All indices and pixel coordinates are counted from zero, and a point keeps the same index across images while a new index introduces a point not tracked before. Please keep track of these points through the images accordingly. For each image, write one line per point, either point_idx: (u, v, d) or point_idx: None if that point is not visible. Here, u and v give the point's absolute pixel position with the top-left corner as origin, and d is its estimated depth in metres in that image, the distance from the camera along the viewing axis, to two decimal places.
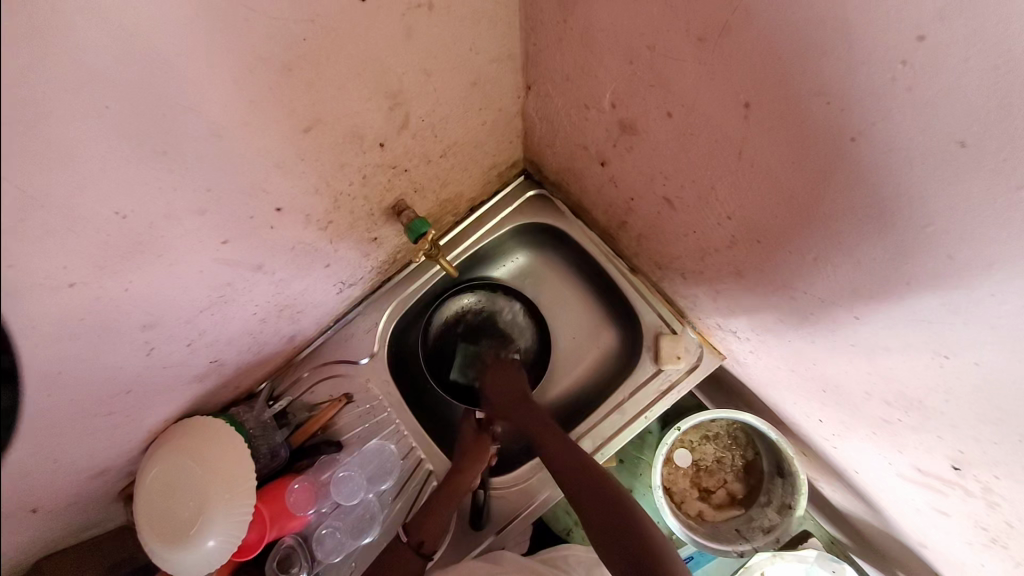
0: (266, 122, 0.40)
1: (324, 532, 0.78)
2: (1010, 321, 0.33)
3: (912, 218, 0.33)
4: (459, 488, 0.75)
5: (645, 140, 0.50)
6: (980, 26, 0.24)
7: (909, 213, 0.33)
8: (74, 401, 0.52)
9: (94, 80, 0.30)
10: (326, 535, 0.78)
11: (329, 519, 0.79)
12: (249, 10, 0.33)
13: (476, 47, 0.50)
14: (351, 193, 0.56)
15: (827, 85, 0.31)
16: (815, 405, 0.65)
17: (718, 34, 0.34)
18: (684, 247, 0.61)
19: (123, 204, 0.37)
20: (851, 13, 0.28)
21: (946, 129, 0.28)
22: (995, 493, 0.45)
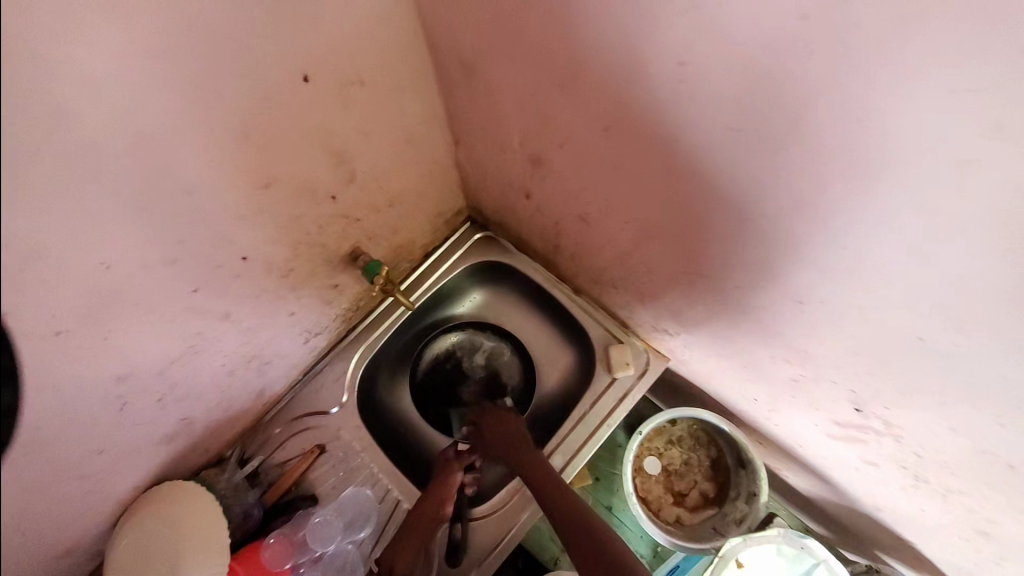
0: (230, 181, 0.48)
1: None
2: (830, 259, 0.42)
3: (739, 192, 0.43)
4: (425, 514, 0.78)
5: (550, 169, 0.61)
6: (715, 50, 0.35)
7: (735, 189, 0.43)
8: (46, 461, 0.54)
9: (90, 151, 0.37)
10: None
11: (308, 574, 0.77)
12: (214, 93, 0.42)
13: (405, 112, 0.62)
14: (308, 241, 0.64)
15: (648, 104, 0.42)
16: (747, 384, 0.72)
17: (572, 80, 0.46)
18: (607, 258, 0.71)
19: (106, 255, 0.43)
20: (643, 53, 0.39)
21: (726, 121, 0.39)
22: (892, 424, 0.52)
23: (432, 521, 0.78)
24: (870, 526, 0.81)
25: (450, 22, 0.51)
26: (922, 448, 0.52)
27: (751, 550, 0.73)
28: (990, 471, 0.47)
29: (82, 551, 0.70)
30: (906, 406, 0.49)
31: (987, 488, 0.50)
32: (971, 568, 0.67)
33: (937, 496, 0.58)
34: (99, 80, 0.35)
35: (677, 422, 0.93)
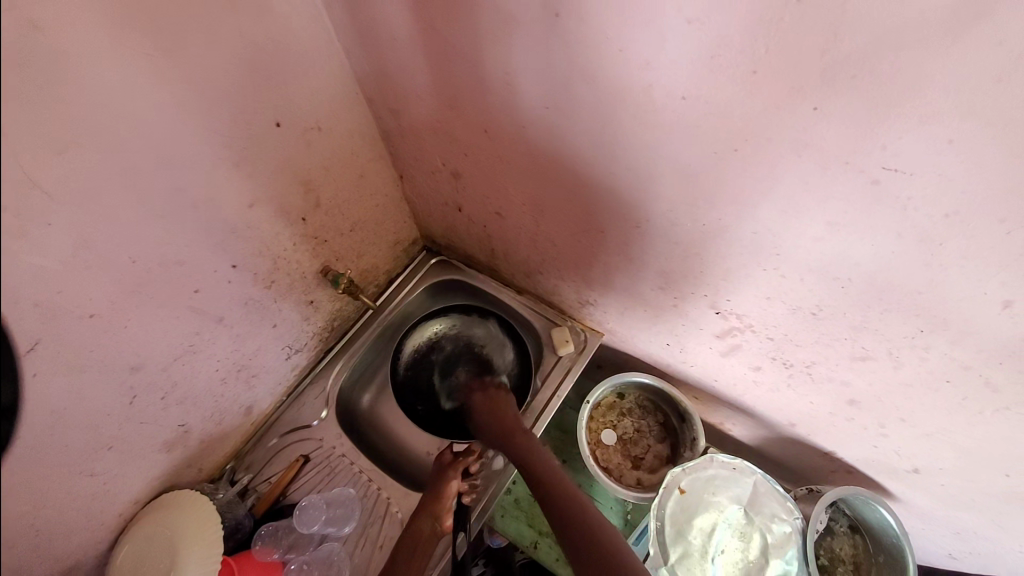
0: (226, 200, 0.67)
1: (292, 569, 0.83)
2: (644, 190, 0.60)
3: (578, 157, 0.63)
4: (422, 530, 0.83)
5: (467, 178, 0.81)
6: (514, 64, 0.55)
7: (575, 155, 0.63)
8: (69, 448, 0.64)
9: (133, 173, 0.55)
10: (295, 571, 0.83)
11: (298, 555, 0.84)
12: (217, 136, 0.62)
13: (356, 153, 0.84)
14: (285, 257, 0.81)
15: (500, 109, 0.62)
16: (657, 331, 0.87)
17: (456, 103, 0.67)
18: (524, 245, 0.89)
19: (135, 252, 0.60)
20: (483, 77, 0.59)
21: (538, 106, 0.57)
22: (739, 314, 0.67)
23: (430, 533, 0.83)
24: (800, 451, 0.91)
25: (377, 84, 0.74)
26: (769, 329, 0.66)
27: (691, 477, 0.83)
28: (803, 323, 0.61)
29: (85, 568, 0.76)
30: (738, 291, 0.64)
31: (822, 346, 0.63)
32: (874, 453, 0.78)
33: (806, 377, 0.70)
34: (145, 128, 0.54)
35: (625, 395, 1.05)
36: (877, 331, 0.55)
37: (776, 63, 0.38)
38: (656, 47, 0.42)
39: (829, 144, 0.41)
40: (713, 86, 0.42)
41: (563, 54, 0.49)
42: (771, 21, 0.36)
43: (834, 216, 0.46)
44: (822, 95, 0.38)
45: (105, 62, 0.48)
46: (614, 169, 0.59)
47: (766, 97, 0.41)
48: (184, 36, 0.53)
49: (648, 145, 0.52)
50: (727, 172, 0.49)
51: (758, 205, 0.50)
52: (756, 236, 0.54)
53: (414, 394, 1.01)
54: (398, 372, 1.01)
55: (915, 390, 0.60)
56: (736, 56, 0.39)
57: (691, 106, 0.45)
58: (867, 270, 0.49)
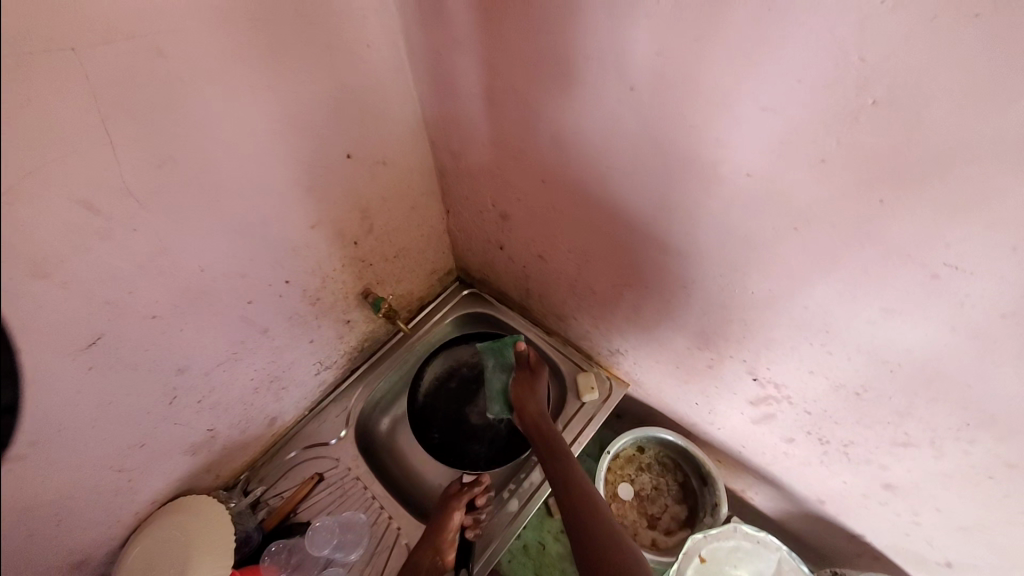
0: (292, 221, 0.71)
1: None
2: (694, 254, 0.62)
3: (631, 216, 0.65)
4: (421, 562, 0.82)
5: (515, 220, 0.84)
6: (583, 126, 0.58)
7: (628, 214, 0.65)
8: (107, 441, 0.66)
9: (217, 190, 0.59)
10: None
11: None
12: (294, 161, 0.66)
13: (411, 185, 0.88)
14: (332, 277, 0.85)
15: (560, 162, 0.65)
16: (688, 390, 0.87)
17: (517, 152, 0.70)
18: (563, 289, 0.91)
19: (204, 261, 0.63)
20: (550, 132, 0.63)
21: (600, 162, 0.60)
22: (778, 383, 0.67)
23: (429, 567, 0.82)
24: (825, 530, 0.88)
25: (443, 127, 0.79)
26: (807, 402, 0.66)
27: (712, 546, 0.81)
28: (845, 402, 0.61)
29: (95, 563, 0.76)
30: (779, 361, 0.64)
31: (863, 427, 0.62)
32: (905, 543, 0.74)
33: (842, 456, 0.69)
34: (235, 150, 0.58)
35: (646, 449, 1.04)
36: (922, 420, 0.55)
37: (846, 156, 0.40)
38: (728, 127, 0.45)
39: (892, 237, 0.42)
40: (781, 167, 0.45)
41: (635, 122, 0.52)
42: (845, 119, 0.39)
43: (889, 302, 0.47)
44: (889, 190, 0.40)
45: (213, 89, 0.53)
46: (668, 230, 0.61)
47: (833, 185, 0.43)
48: (284, 72, 0.58)
49: (707, 212, 0.54)
50: (784, 247, 0.51)
51: (811, 282, 0.51)
52: (807, 310, 0.54)
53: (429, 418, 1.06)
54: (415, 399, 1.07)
55: (957, 484, 0.58)
56: (807, 144, 0.42)
57: (756, 183, 0.47)
58: (918, 357, 0.49)
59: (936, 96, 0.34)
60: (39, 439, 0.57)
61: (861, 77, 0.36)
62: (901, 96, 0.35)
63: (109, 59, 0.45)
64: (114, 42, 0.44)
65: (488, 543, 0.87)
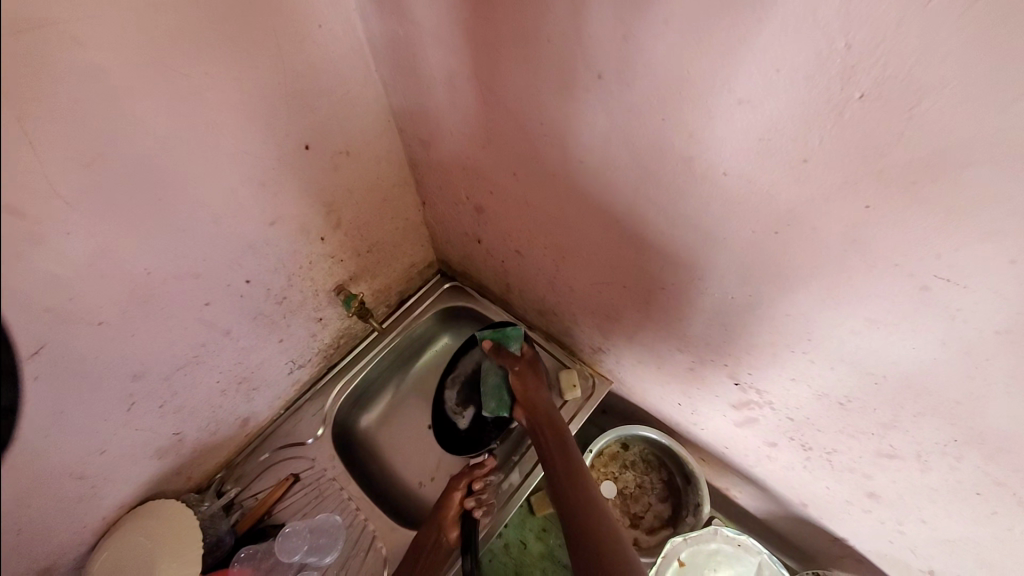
0: (248, 217, 0.67)
1: None
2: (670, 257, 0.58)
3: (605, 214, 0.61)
4: (423, 542, 0.81)
5: (490, 214, 0.80)
6: (550, 117, 0.54)
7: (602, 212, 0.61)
8: (60, 453, 0.62)
9: (159, 187, 0.55)
10: None
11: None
12: (245, 154, 0.61)
13: (381, 177, 0.84)
14: (299, 274, 0.81)
15: (529, 154, 0.61)
16: (670, 390, 0.84)
17: (486, 142, 0.66)
18: (542, 286, 0.87)
19: (150, 263, 0.58)
20: (517, 122, 0.58)
21: (568, 155, 0.56)
22: (760, 388, 0.64)
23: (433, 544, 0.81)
24: (808, 531, 0.86)
25: (410, 115, 0.74)
26: (790, 409, 0.63)
27: (693, 549, 0.79)
28: (829, 411, 0.58)
29: (61, 571, 0.74)
30: (760, 367, 0.61)
31: (846, 436, 0.59)
32: (888, 548, 0.73)
33: (825, 463, 0.67)
34: (175, 144, 0.54)
35: (630, 447, 1.01)
36: (907, 432, 0.52)
37: (830, 155, 0.36)
38: (700, 121, 0.41)
39: (879, 245, 0.39)
40: (760, 166, 0.40)
41: (603, 113, 0.48)
42: (829, 113, 0.34)
43: (873, 313, 0.43)
44: (876, 194, 0.36)
45: (146, 78, 0.48)
46: (644, 229, 0.57)
47: (815, 187, 0.38)
48: (227, 59, 0.54)
49: (682, 211, 0.50)
50: (763, 252, 0.47)
51: (792, 288, 0.48)
52: (789, 318, 0.51)
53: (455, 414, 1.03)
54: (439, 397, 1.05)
55: (942, 495, 0.56)
56: (787, 142, 0.37)
57: (733, 183, 0.43)
58: (904, 370, 0.46)
59: (929, 91, 0.30)
60: None
61: (846, 65, 0.32)
62: (891, 89, 0.31)
63: (16, 49, 0.40)
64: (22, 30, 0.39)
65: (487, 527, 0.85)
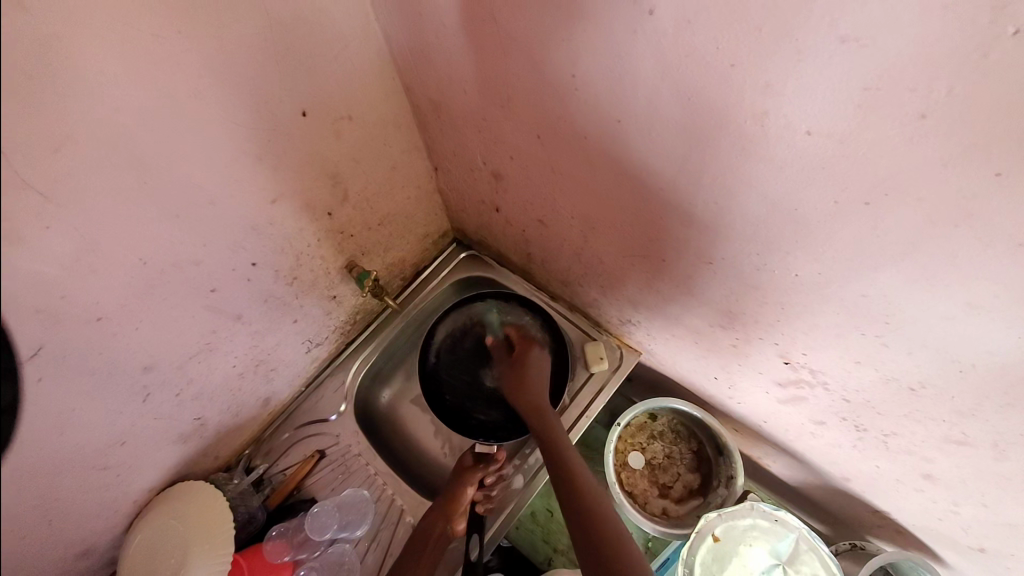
0: (247, 195, 0.61)
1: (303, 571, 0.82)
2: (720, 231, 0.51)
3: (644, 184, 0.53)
4: (432, 531, 0.80)
5: (510, 181, 0.72)
6: (584, 68, 0.45)
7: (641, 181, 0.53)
8: (80, 446, 0.61)
9: (142, 170, 0.48)
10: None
11: (311, 559, 0.83)
12: (235, 125, 0.54)
13: (389, 143, 0.76)
14: (308, 253, 0.76)
15: (557, 113, 0.53)
16: (707, 365, 0.79)
17: (506, 100, 0.57)
18: (567, 257, 0.81)
19: (146, 253, 0.54)
20: (545, 74, 0.49)
21: (606, 114, 0.48)
22: (813, 369, 0.59)
23: (441, 536, 0.80)
24: (846, 502, 0.84)
25: (417, 70, 0.65)
26: (847, 391, 0.57)
27: (727, 524, 0.77)
28: (895, 396, 0.52)
29: (102, 550, 0.75)
30: (818, 348, 0.55)
31: (911, 421, 0.54)
32: (934, 524, 0.70)
33: (879, 444, 0.62)
34: (155, 119, 0.47)
35: (657, 417, 0.99)
36: (988, 422, 0.47)
37: (959, 110, 0.28)
38: (785, 70, 0.32)
39: (1000, 222, 0.31)
40: (859, 125, 0.32)
41: (654, 62, 0.39)
42: (971, 54, 0.26)
43: (978, 299, 0.36)
44: (1014, 159, 0.28)
45: (106, 42, 0.41)
46: (692, 201, 0.49)
47: (930, 150, 0.31)
48: (199, 11, 0.45)
49: (745, 179, 0.42)
50: (844, 226, 0.39)
51: (875, 267, 0.40)
52: (863, 300, 0.44)
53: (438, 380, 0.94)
54: (426, 360, 0.94)
55: (1013, 484, 0.51)
56: (902, 93, 0.29)
57: (818, 147, 0.35)
58: (1003, 361, 0.40)
59: None
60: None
61: None
62: None
63: None
64: None
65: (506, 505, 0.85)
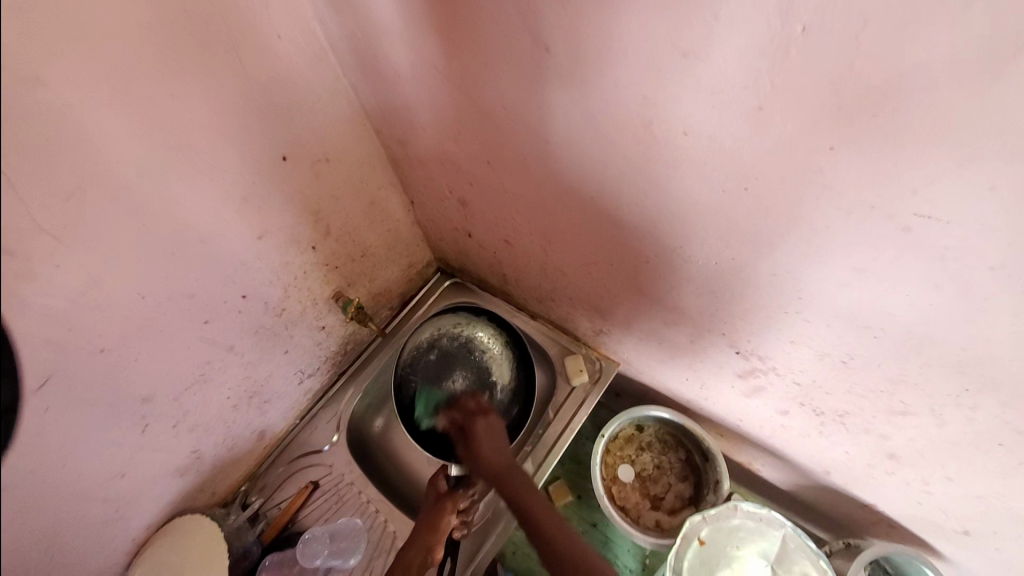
0: (235, 233, 0.68)
1: None
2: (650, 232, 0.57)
3: (579, 197, 0.59)
4: (412, 562, 0.80)
5: (474, 207, 0.80)
6: (508, 99, 0.53)
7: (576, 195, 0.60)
8: (82, 477, 0.65)
9: (141, 213, 0.56)
10: None
11: None
12: (223, 172, 0.62)
13: (365, 182, 0.85)
14: (295, 286, 0.83)
15: (498, 140, 0.60)
16: (677, 368, 0.82)
17: (456, 134, 0.65)
18: (535, 274, 0.87)
19: (144, 288, 0.60)
20: (482, 108, 0.57)
21: (536, 136, 0.55)
22: (760, 355, 0.62)
23: (420, 567, 0.81)
24: (836, 499, 0.83)
25: (383, 117, 0.74)
26: (795, 373, 0.61)
27: (712, 526, 0.77)
28: (834, 371, 0.55)
29: None
30: (759, 333, 0.58)
31: (856, 396, 0.57)
32: (917, 510, 0.70)
33: (839, 426, 0.64)
34: (153, 169, 0.55)
35: (644, 428, 1.00)
36: (917, 385, 0.50)
37: (786, 99, 0.34)
38: (654, 82, 0.39)
39: (852, 188, 0.37)
40: (720, 122, 0.39)
41: (560, 87, 0.46)
42: (777, 54, 0.32)
43: (861, 262, 0.41)
44: (839, 133, 0.34)
45: (113, 108, 0.49)
46: (620, 206, 0.56)
47: (777, 135, 0.37)
48: (190, 78, 0.54)
49: (653, 179, 0.49)
50: (739, 212, 0.45)
51: (775, 244, 0.45)
52: (777, 278, 0.49)
53: (404, 397, 0.89)
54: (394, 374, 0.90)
55: (963, 449, 0.53)
56: (740, 92, 0.36)
57: (695, 143, 0.42)
58: (903, 320, 0.44)
59: (874, 14, 0.28)
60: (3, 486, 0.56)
61: (784, 0, 0.30)
62: (835, 17, 0.29)
63: None
64: None
65: (492, 524, 0.88)
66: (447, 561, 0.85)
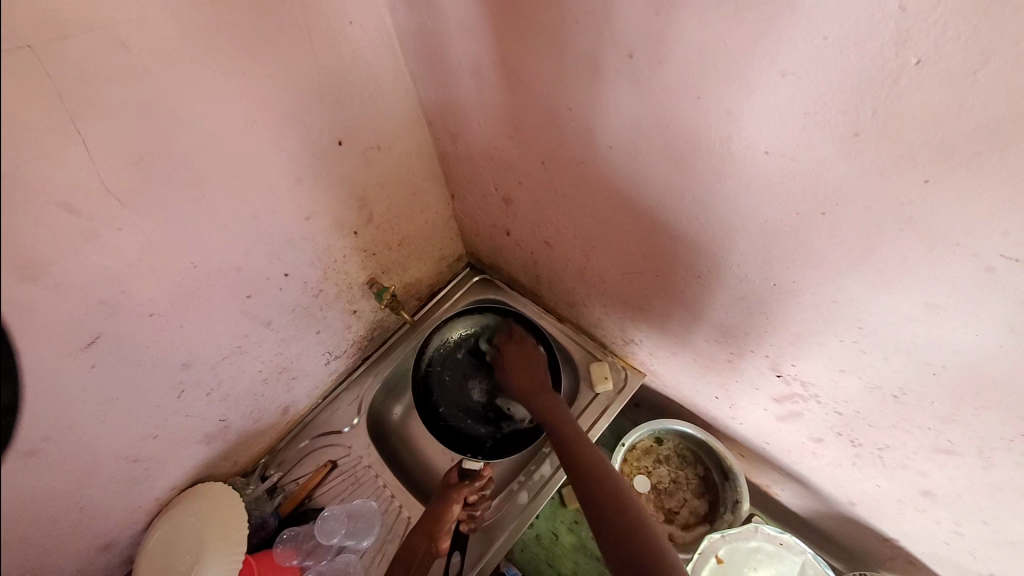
0: (284, 212, 0.69)
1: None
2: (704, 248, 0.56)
3: (635, 205, 0.59)
4: (417, 550, 0.81)
5: (518, 204, 0.79)
6: (577, 101, 0.52)
7: (630, 203, 0.59)
8: (119, 435, 0.66)
9: (200, 185, 0.57)
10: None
11: (317, 566, 0.86)
12: (281, 150, 0.63)
13: (410, 172, 0.85)
14: (335, 268, 0.84)
15: (557, 141, 0.60)
16: (707, 384, 0.81)
17: (514, 132, 0.65)
18: (572, 277, 0.86)
19: (196, 257, 0.61)
20: (546, 109, 0.57)
21: (600, 141, 0.54)
22: (804, 380, 0.61)
23: (425, 556, 0.81)
24: (857, 532, 0.82)
25: (437, 106, 0.74)
26: (838, 403, 0.60)
27: (731, 546, 0.77)
28: (880, 404, 0.55)
29: (121, 546, 0.79)
30: (805, 358, 0.58)
31: (901, 431, 0.56)
32: (943, 551, 0.68)
33: (876, 460, 0.63)
34: (216, 143, 0.56)
35: (664, 441, 1.00)
36: (969, 428, 0.48)
37: (884, 127, 0.33)
38: (739, 98, 0.39)
39: (940, 223, 0.35)
40: (807, 144, 0.38)
41: (635, 97, 0.46)
42: (883, 82, 0.32)
43: (934, 298, 0.40)
44: (937, 167, 0.33)
45: (187, 78, 0.50)
46: (677, 218, 0.55)
47: (866, 163, 0.36)
48: (263, 56, 0.55)
49: (719, 195, 0.48)
50: (809, 236, 0.44)
51: (839, 272, 0.45)
52: (835, 305, 0.48)
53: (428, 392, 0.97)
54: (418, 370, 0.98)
55: (1008, 496, 0.52)
56: (835, 115, 0.35)
57: (777, 162, 0.41)
58: (967, 361, 0.43)
59: (998, 51, 0.27)
60: (47, 437, 0.57)
61: (900, 29, 0.29)
62: (954, 51, 0.28)
63: (67, 56, 0.41)
64: (70, 36, 0.41)
65: (507, 522, 0.88)
66: (454, 555, 0.84)
